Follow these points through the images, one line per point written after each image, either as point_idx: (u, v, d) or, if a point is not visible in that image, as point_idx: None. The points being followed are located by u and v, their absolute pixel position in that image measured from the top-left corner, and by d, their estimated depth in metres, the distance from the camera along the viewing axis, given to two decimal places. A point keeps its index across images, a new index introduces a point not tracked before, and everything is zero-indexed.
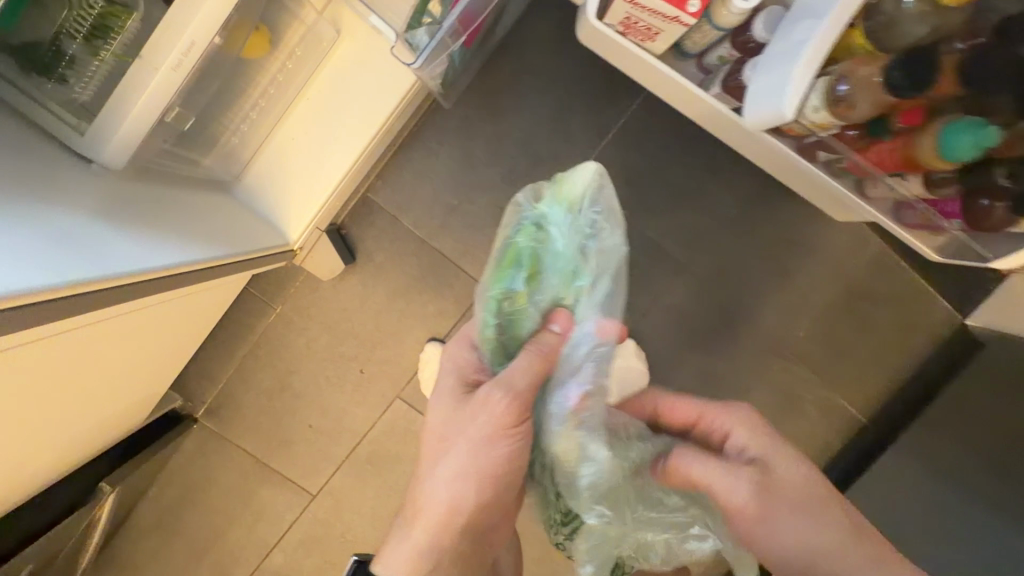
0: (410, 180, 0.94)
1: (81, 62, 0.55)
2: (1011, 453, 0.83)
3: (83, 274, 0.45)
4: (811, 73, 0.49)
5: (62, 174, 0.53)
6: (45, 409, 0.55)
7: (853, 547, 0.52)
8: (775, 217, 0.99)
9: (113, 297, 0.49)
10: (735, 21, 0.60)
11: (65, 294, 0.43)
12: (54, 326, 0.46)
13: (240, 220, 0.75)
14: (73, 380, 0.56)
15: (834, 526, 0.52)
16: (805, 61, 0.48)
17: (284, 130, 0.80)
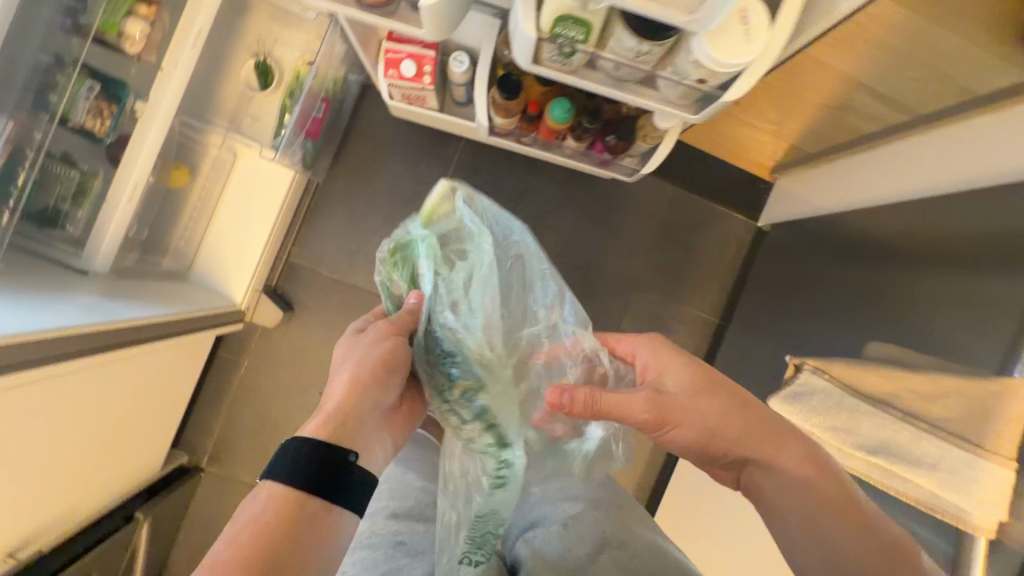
0: (318, 240, 1.28)
1: (71, 215, 0.88)
2: (785, 301, 1.14)
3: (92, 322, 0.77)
4: (482, 98, 0.78)
5: (73, 280, 0.86)
6: (84, 431, 0.85)
7: (750, 437, 0.61)
8: (590, 190, 1.33)
9: (113, 337, 0.81)
10: (462, 81, 0.93)
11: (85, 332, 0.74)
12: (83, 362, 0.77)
13: (194, 294, 1.07)
14: (99, 410, 0.86)
15: (790, 454, 0.60)
16: (475, 93, 0.78)
17: (214, 229, 1.14)
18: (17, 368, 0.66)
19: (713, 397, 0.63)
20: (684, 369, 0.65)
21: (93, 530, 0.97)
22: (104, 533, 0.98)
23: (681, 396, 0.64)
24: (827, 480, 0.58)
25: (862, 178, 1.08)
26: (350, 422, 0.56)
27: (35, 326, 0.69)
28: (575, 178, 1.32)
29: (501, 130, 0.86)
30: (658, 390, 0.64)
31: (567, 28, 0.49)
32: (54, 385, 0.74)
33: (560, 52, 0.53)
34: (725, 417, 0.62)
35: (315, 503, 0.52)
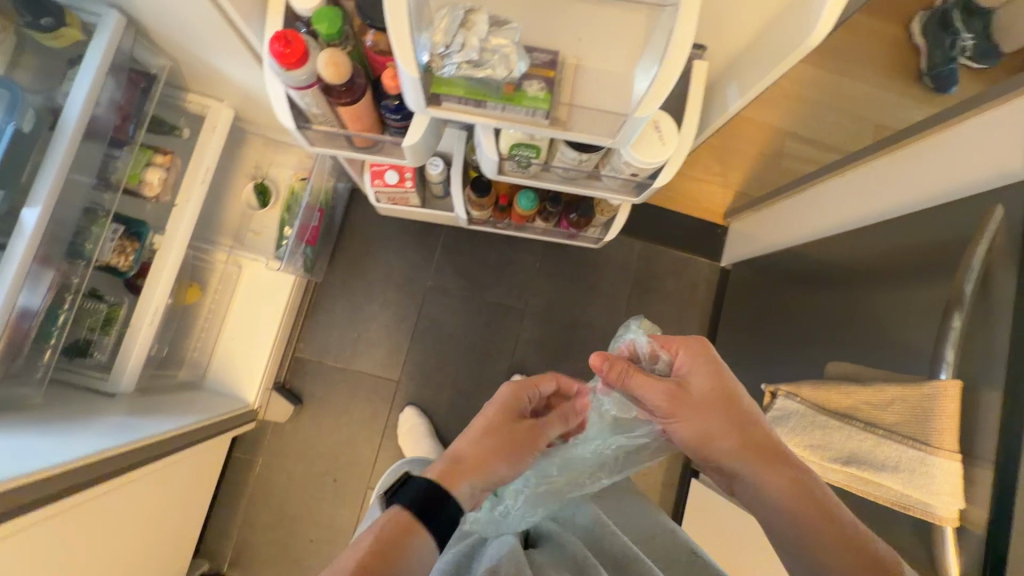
0: (321, 333, 1.38)
1: (99, 342, 0.96)
2: (754, 334, 1.24)
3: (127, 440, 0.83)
4: (460, 198, 0.92)
5: (102, 403, 0.93)
6: (117, 548, 0.88)
7: (744, 450, 0.66)
8: (566, 254, 1.46)
9: (145, 451, 0.87)
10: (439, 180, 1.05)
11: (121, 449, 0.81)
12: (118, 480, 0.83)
13: (211, 400, 1.14)
14: (131, 524, 0.91)
15: (782, 473, 0.64)
16: (455, 194, 0.91)
17: (224, 336, 1.22)
18: (66, 492, 0.72)
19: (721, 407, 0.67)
20: (701, 376, 0.70)
21: None
22: None
23: (697, 399, 0.68)
24: (802, 494, 0.62)
25: (795, 216, 1.22)
26: (472, 461, 0.66)
27: (79, 450, 0.75)
28: (550, 245, 1.45)
29: (480, 219, 0.99)
30: (680, 386, 0.70)
31: (521, 149, 0.61)
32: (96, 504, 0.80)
33: (519, 163, 0.65)
34: (727, 429, 0.67)
35: (419, 535, 0.57)
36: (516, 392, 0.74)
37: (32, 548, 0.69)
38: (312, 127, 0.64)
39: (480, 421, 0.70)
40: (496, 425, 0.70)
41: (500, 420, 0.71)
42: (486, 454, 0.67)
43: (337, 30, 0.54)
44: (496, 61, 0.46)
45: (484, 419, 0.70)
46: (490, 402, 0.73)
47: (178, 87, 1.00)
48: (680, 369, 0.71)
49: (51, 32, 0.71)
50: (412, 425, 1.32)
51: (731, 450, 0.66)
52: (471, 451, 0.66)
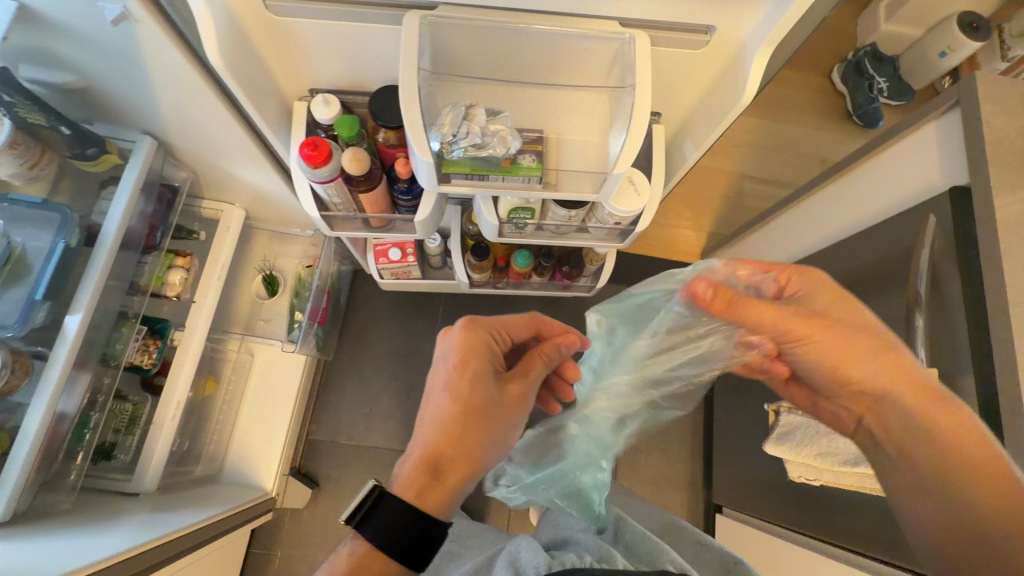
0: (333, 412, 1.40)
1: (123, 443, 0.99)
2: None
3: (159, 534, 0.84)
4: (461, 265, 1.00)
5: (127, 503, 0.94)
6: None
7: (900, 381, 0.62)
8: (563, 308, 1.54)
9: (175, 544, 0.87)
10: (438, 252, 1.14)
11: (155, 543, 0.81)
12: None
13: (230, 491, 1.14)
14: None
15: (931, 401, 0.60)
16: (456, 262, 1.00)
17: (239, 426, 1.24)
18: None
19: (866, 332, 0.63)
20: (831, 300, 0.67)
21: None
22: None
23: (834, 320, 0.64)
24: (956, 421, 0.59)
25: (766, 249, 1.32)
26: (455, 454, 0.63)
27: (116, 546, 0.76)
28: (545, 301, 1.53)
29: (480, 282, 1.07)
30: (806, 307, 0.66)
31: (517, 213, 0.71)
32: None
33: (516, 225, 0.75)
34: (882, 369, 0.62)
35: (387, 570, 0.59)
36: (468, 353, 0.68)
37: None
38: (333, 214, 0.73)
39: (445, 403, 0.65)
40: (462, 399, 0.65)
41: (470, 397, 0.66)
42: (470, 440, 0.64)
43: (355, 132, 0.64)
44: (496, 141, 0.56)
45: (453, 398, 0.65)
46: (446, 360, 0.69)
47: (194, 195, 1.10)
48: (792, 295, 0.69)
49: (94, 159, 0.82)
50: None
51: (886, 386, 0.62)
52: (449, 444, 0.64)
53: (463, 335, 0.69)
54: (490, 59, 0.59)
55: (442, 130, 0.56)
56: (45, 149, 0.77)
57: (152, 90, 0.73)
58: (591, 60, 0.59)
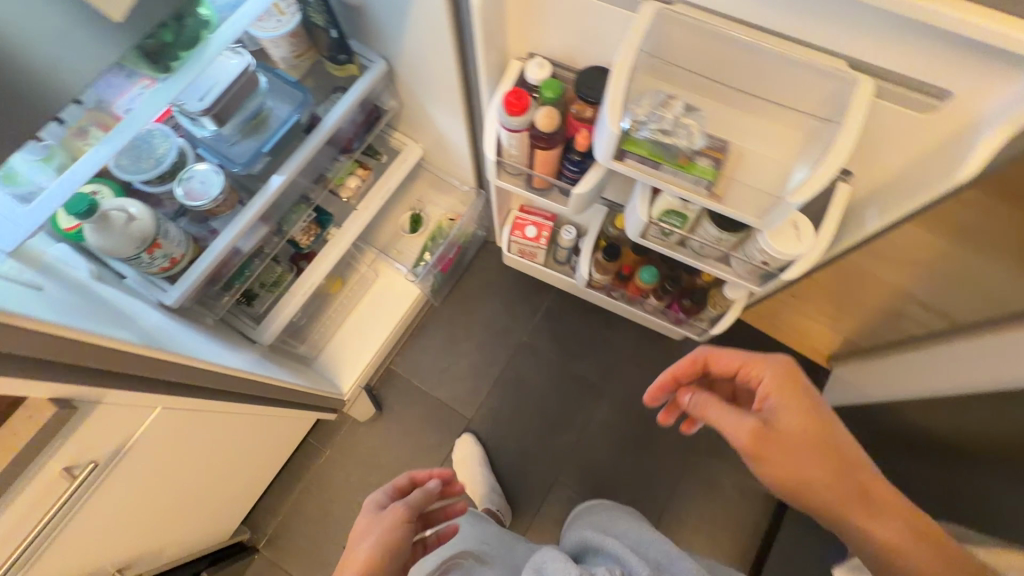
0: (416, 353, 1.50)
1: (262, 298, 1.13)
2: None
3: (263, 372, 0.96)
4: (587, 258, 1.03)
5: (240, 339, 1.07)
6: (208, 478, 0.98)
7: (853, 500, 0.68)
8: (663, 352, 1.50)
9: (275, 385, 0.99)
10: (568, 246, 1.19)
11: (260, 378, 0.93)
12: (242, 408, 0.93)
13: (318, 379, 1.27)
14: (225, 463, 1.00)
15: (882, 524, 0.67)
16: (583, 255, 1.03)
17: (343, 329, 1.38)
18: (217, 390, 0.84)
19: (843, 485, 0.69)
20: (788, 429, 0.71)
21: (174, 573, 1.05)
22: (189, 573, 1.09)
23: (794, 442, 0.70)
24: (835, 483, 0.69)
25: (895, 371, 1.16)
26: None
27: (225, 358, 0.86)
28: (646, 336, 1.51)
29: (598, 283, 1.10)
30: (769, 425, 0.71)
31: (670, 217, 0.74)
32: (225, 419, 0.90)
33: (662, 230, 0.77)
34: (813, 463, 0.69)
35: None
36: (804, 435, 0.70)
37: (185, 430, 0.81)
38: (504, 161, 0.81)
39: None
40: None
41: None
42: None
43: (556, 96, 0.72)
44: (683, 132, 0.61)
45: None
46: None
47: (392, 126, 1.27)
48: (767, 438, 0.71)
49: (341, 64, 0.98)
50: (471, 469, 1.36)
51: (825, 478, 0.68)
52: None
53: (755, 438, 0.71)
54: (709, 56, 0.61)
55: (616, 110, 0.60)
56: (310, 48, 0.95)
57: (407, 26, 0.87)
58: (787, 92, 0.62)
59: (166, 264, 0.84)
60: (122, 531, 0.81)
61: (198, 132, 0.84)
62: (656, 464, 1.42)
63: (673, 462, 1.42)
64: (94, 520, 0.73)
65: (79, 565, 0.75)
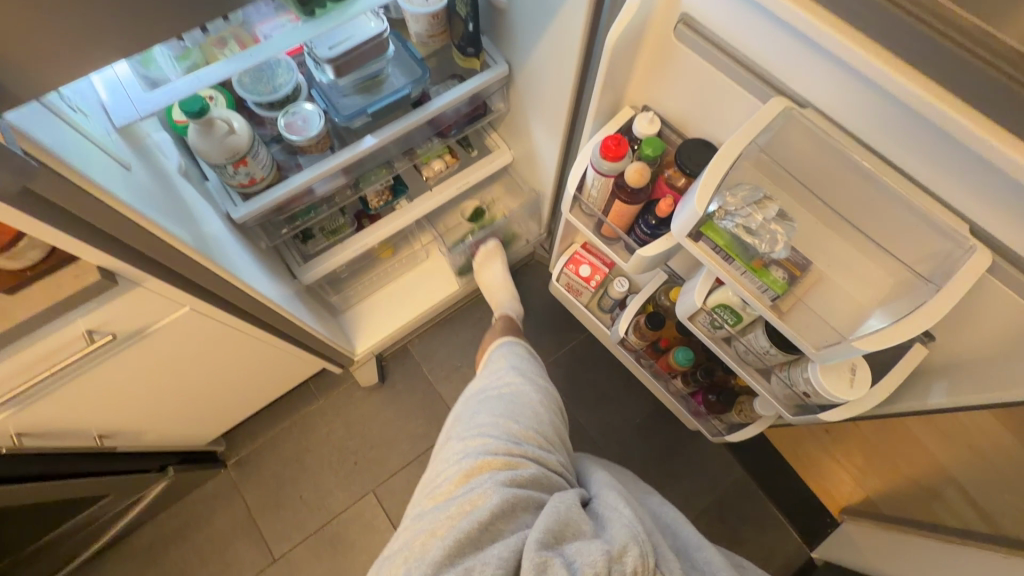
0: (436, 343, 1.51)
1: (317, 240, 1.18)
2: None
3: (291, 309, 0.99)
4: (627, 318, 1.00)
5: (284, 272, 1.12)
6: (204, 386, 1.01)
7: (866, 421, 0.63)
8: (670, 435, 1.44)
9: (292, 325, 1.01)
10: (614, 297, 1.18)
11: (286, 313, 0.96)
12: (260, 334, 0.96)
13: (338, 332, 1.31)
14: (223, 378, 1.04)
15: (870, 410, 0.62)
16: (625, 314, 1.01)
17: (378, 294, 1.42)
18: (244, 311, 0.87)
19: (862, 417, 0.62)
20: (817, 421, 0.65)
21: (138, 460, 1.10)
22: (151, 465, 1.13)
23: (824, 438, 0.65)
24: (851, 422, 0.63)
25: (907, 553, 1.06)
26: None
27: (263, 285, 0.89)
28: (660, 412, 1.45)
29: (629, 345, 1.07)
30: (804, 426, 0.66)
31: (722, 312, 0.71)
32: (240, 340, 0.93)
33: (712, 321, 0.74)
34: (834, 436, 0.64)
35: None
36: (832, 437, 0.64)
37: (198, 338, 0.85)
38: (582, 197, 0.81)
39: None
40: None
41: None
42: None
43: (653, 154, 0.71)
44: (767, 238, 0.58)
45: None
46: None
47: (492, 126, 1.30)
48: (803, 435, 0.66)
49: (466, 56, 1.01)
50: None
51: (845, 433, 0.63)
52: None
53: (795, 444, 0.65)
54: (818, 162, 0.59)
55: (706, 192, 0.58)
56: (445, 31, 0.98)
57: (539, 43, 0.89)
58: (888, 231, 0.58)
59: (245, 181, 0.88)
60: (114, 403, 0.85)
61: (319, 76, 0.90)
62: None
63: None
64: (92, 385, 0.76)
65: (65, 418, 0.80)
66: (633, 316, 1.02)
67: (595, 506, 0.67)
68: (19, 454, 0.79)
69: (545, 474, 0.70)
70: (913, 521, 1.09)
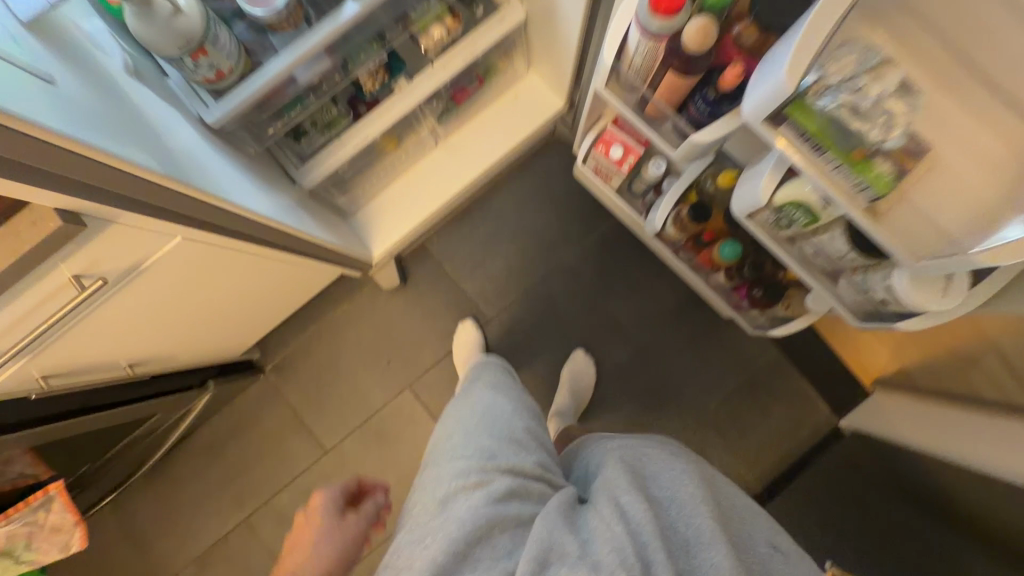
0: (455, 240, 1.43)
1: (311, 137, 1.04)
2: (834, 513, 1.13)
3: (295, 224, 0.91)
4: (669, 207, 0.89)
5: (282, 180, 1.02)
6: (223, 308, 0.98)
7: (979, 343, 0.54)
8: (702, 320, 1.40)
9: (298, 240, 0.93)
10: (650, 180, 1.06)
11: (289, 229, 0.88)
12: (267, 252, 0.90)
13: (351, 237, 1.23)
14: (241, 298, 1.00)
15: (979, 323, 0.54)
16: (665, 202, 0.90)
17: (389, 192, 1.31)
18: (241, 233, 0.79)
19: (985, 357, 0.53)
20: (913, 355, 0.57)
21: (177, 376, 1.11)
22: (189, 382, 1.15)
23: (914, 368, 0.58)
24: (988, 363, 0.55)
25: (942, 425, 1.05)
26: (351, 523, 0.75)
27: (256, 202, 0.79)
28: (693, 297, 1.40)
29: (666, 238, 0.97)
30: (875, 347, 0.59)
31: (793, 209, 0.60)
32: (247, 260, 0.87)
33: (775, 219, 0.63)
34: None
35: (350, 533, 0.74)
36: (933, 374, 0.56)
37: (200, 266, 0.78)
38: (620, 69, 0.65)
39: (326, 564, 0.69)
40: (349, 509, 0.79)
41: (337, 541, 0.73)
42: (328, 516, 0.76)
43: (722, 5, 0.56)
44: (874, 85, 0.49)
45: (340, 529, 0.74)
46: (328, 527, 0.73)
47: None
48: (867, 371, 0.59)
49: None
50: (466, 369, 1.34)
51: None
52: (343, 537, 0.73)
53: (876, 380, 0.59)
54: None
55: (801, 57, 0.44)
56: None
57: None
58: None
59: (211, 75, 0.74)
60: (133, 337, 0.83)
61: None
62: (655, 422, 1.37)
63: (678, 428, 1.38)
64: (103, 326, 0.73)
65: (88, 357, 0.78)
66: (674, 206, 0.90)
67: (581, 515, 0.65)
68: (54, 391, 0.79)
69: (521, 481, 0.68)
70: (956, 395, 1.07)
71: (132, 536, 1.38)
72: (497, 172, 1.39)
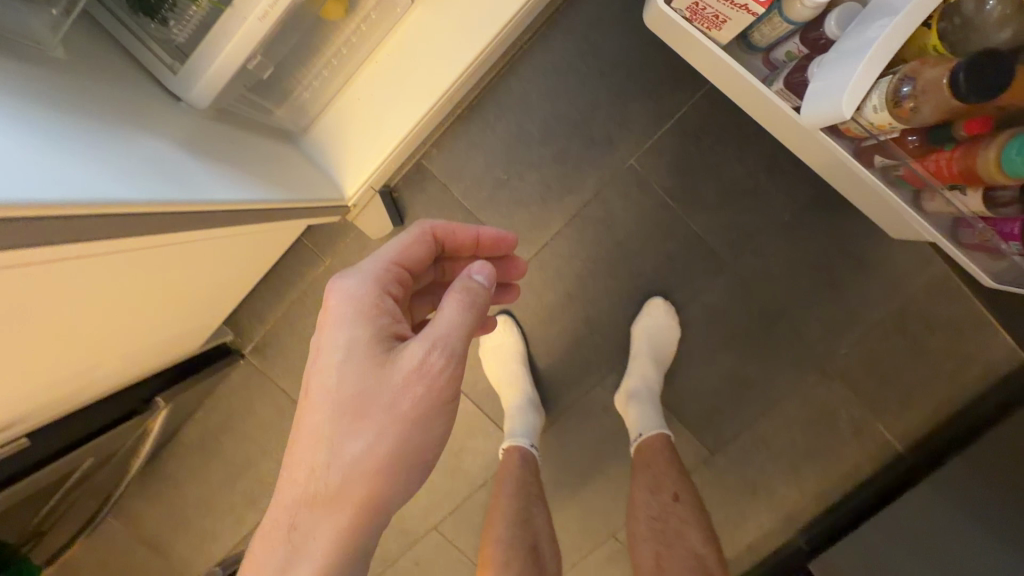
0: (464, 151, 0.98)
1: (180, 8, 0.59)
2: None
3: (141, 195, 0.48)
4: (871, 73, 0.50)
5: (145, 102, 0.59)
6: (97, 329, 0.61)
7: None
8: (834, 234, 0.96)
9: (162, 218, 0.51)
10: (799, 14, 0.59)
11: (126, 209, 0.46)
12: (101, 248, 0.49)
13: (304, 172, 0.81)
14: (122, 307, 0.62)
15: None
16: (866, 59, 0.50)
17: (351, 90, 0.85)
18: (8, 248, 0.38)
19: None
20: None
21: (92, 410, 0.82)
22: (117, 413, 0.86)
23: None
24: None
25: None
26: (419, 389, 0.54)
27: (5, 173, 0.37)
28: (822, 201, 0.95)
29: (852, 132, 0.61)
30: None
31: None
32: (79, 268, 0.50)
33: None
34: None
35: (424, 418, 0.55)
36: None
37: None
38: None
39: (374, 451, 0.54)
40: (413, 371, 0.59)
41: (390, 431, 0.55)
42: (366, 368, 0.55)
43: None
44: None
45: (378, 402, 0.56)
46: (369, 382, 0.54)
47: None
48: None
49: None
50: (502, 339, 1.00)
51: None
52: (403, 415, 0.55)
53: None
54: None
55: None
56: None
57: None
58: None
59: None
60: None
61: None
62: (763, 376, 1.02)
63: (796, 383, 1.02)
64: None
65: None
66: (889, 73, 0.55)
67: None
68: None
69: None
70: None
71: (133, 549, 1.17)
72: (515, 35, 0.89)
